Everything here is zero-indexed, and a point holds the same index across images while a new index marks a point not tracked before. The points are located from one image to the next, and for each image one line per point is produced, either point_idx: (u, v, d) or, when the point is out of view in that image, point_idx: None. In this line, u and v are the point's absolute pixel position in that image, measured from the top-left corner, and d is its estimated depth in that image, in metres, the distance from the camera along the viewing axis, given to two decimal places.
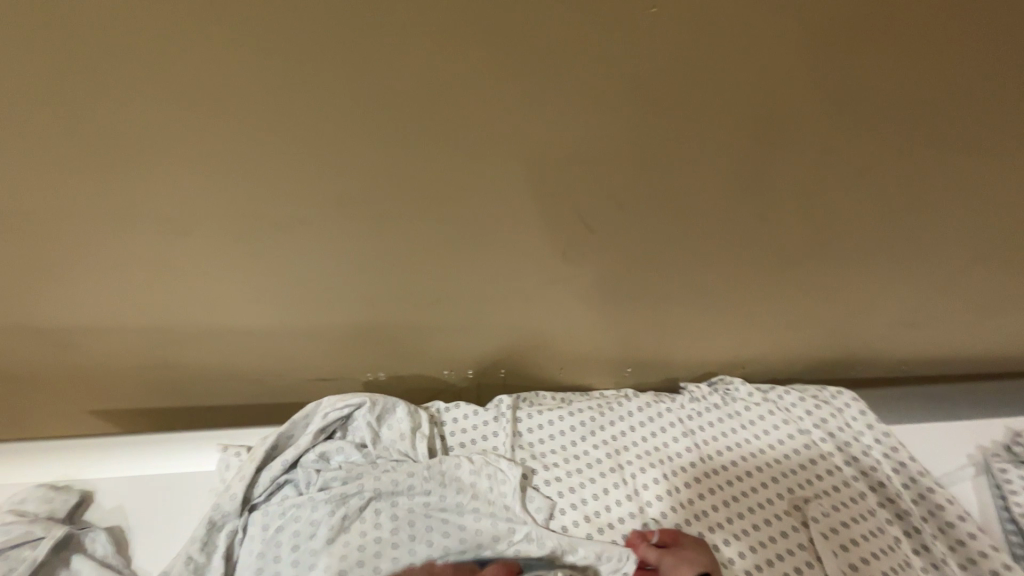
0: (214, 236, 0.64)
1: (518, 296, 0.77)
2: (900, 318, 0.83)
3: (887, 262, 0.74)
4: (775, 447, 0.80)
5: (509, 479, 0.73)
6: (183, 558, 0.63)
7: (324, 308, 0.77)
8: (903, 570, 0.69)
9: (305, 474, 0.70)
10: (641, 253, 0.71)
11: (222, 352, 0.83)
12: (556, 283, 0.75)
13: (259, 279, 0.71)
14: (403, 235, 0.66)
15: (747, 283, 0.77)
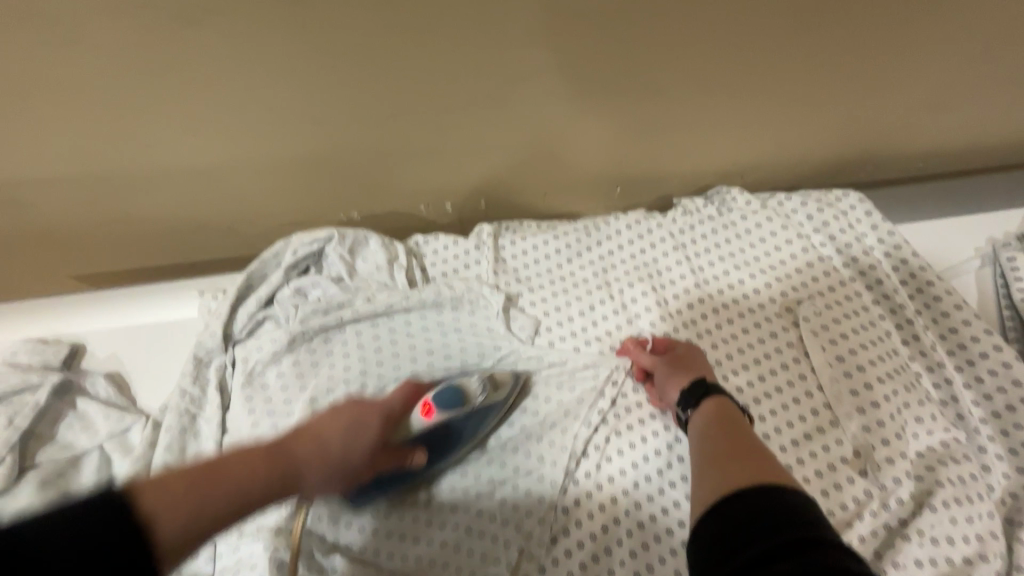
0: (117, 30, 0.55)
1: (488, 105, 0.68)
2: (925, 101, 0.73)
3: (915, 18, 0.63)
4: (772, 254, 0.77)
5: (491, 304, 0.73)
6: (179, 392, 0.66)
7: (273, 137, 0.69)
8: (890, 358, 0.69)
9: (283, 309, 0.69)
10: (621, 27, 0.60)
11: (181, 200, 0.77)
12: (526, 83, 0.66)
13: (190, 97, 0.63)
14: (336, 16, 0.56)
15: (749, 68, 0.67)
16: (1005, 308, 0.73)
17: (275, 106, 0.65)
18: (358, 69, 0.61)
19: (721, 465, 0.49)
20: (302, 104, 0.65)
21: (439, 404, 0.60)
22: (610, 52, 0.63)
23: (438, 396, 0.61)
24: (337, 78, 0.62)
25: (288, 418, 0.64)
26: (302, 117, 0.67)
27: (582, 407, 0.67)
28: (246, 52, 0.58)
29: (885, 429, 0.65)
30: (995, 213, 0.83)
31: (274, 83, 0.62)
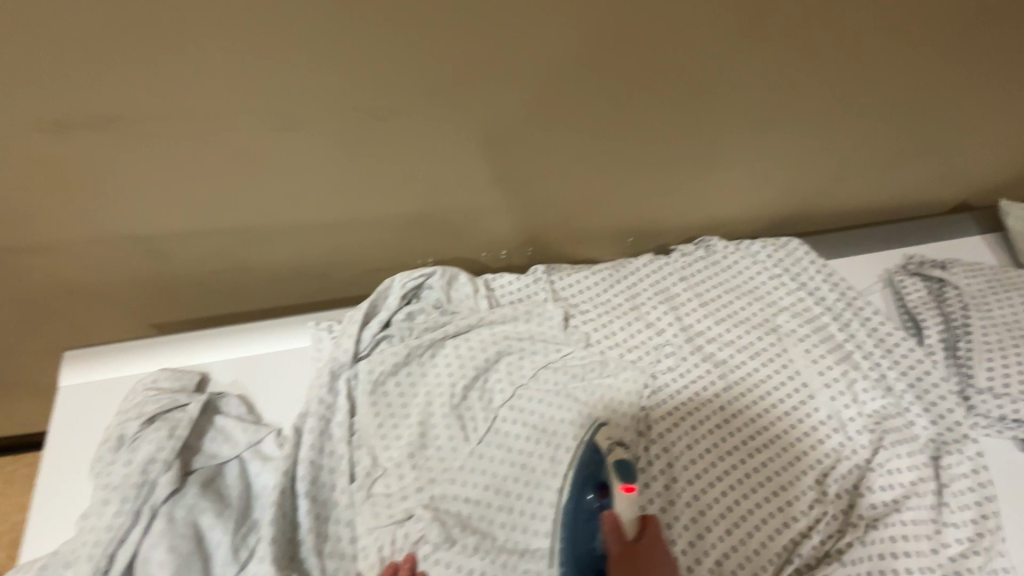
0: (305, 149, 0.75)
1: (548, 181, 0.93)
2: (829, 177, 1.09)
3: (822, 130, 0.97)
4: (749, 281, 1.05)
5: (554, 315, 0.94)
6: (317, 400, 0.80)
7: (384, 209, 0.89)
8: (839, 351, 0.97)
9: (398, 329, 0.86)
10: (644, 135, 0.89)
11: (295, 250, 0.93)
12: (577, 167, 0.92)
13: (337, 185, 0.81)
14: (462, 137, 0.80)
15: (722, 158, 0.98)
16: (904, 317, 1.06)
17: (396, 191, 0.86)
18: (471, 163, 0.84)
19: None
20: (416, 189, 0.86)
21: (629, 476, 0.72)
22: (635, 148, 0.91)
23: (625, 474, 0.72)
24: (447, 172, 0.85)
25: (408, 419, 0.81)
26: (412, 197, 0.87)
27: (634, 396, 0.90)
28: (397, 149, 0.77)
29: (846, 397, 0.91)
30: (890, 249, 1.16)
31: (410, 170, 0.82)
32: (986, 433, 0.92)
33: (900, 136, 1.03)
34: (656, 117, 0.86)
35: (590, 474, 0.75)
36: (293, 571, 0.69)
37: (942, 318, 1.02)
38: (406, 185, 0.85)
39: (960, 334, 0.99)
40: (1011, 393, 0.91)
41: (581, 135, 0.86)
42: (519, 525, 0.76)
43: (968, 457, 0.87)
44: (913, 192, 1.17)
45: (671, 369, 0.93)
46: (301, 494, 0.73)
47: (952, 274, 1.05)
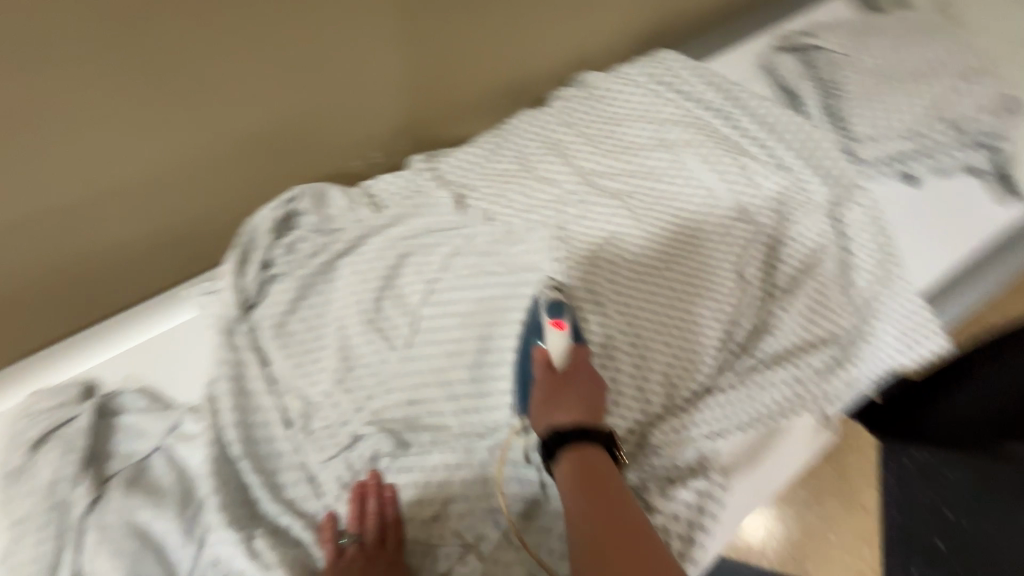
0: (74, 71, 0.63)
1: (385, 47, 0.84)
2: None
3: None
4: (632, 107, 1.02)
5: (445, 202, 0.88)
6: (221, 361, 0.73)
7: (215, 131, 0.79)
8: (730, 146, 0.97)
9: (284, 265, 0.79)
10: None
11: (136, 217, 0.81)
12: (408, 19, 0.83)
13: (139, 112, 0.71)
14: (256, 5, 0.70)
15: None
16: (782, 93, 1.05)
17: (215, 101, 0.75)
18: (285, 40, 0.75)
19: (602, 490, 0.62)
20: (237, 91, 0.76)
21: (557, 314, 0.74)
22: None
23: (555, 314, 0.74)
24: (263, 61, 0.75)
25: (325, 348, 0.77)
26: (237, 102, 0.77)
27: (547, 248, 0.87)
28: (191, 42, 0.68)
29: (745, 186, 0.92)
30: (759, 32, 1.14)
31: (220, 69, 0.72)
32: (874, 177, 0.96)
33: None
34: None
35: (532, 324, 0.77)
36: (257, 527, 0.66)
37: (819, 85, 1.02)
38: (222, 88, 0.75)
39: (835, 93, 1.00)
40: (887, 134, 0.95)
41: None
42: (473, 410, 0.75)
43: (859, 205, 0.92)
44: None
45: (578, 215, 0.91)
46: (238, 456, 0.69)
47: (820, 39, 1.04)
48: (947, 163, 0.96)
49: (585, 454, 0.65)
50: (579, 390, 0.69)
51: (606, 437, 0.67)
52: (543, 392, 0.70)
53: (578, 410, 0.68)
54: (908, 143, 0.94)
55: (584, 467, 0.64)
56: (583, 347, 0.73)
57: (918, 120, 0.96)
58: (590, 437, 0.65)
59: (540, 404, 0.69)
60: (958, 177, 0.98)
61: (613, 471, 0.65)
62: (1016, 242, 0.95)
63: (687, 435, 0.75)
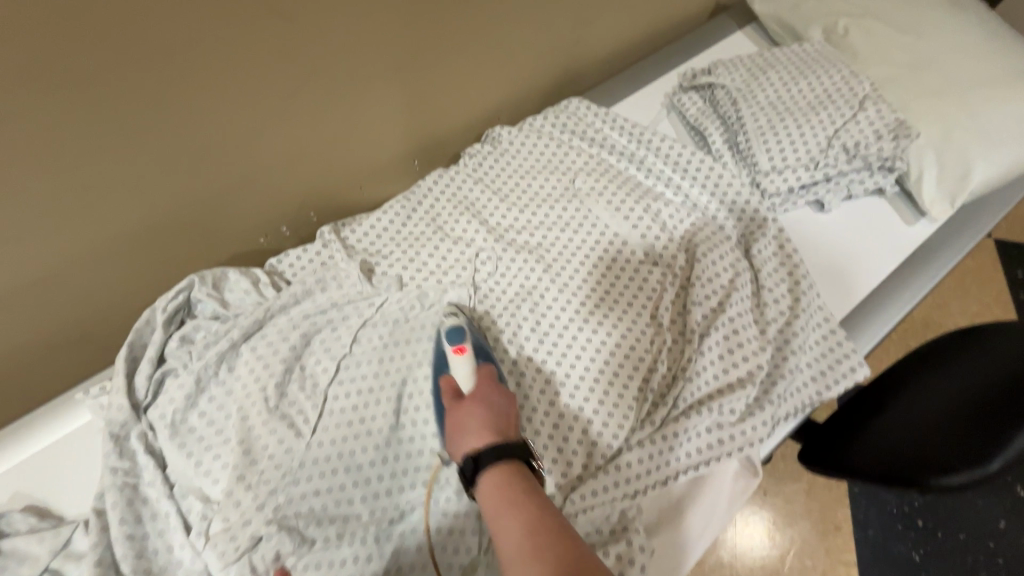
0: None
1: (288, 141, 0.83)
2: (578, 24, 1.04)
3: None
4: (542, 157, 1.02)
5: (352, 272, 0.86)
6: (110, 471, 0.69)
7: (104, 236, 0.75)
8: (641, 189, 0.98)
9: (178, 358, 0.75)
10: (359, 57, 0.81)
11: (20, 325, 0.77)
12: (309, 115, 0.82)
13: (13, 236, 0.67)
14: (139, 130, 0.68)
15: (460, 48, 0.91)
16: (691, 132, 1.08)
17: (102, 212, 0.73)
18: (173, 150, 0.72)
19: (523, 505, 0.58)
20: (127, 201, 0.74)
21: (456, 338, 0.76)
22: (359, 73, 0.83)
23: (455, 338, 0.77)
24: (154, 173, 0.73)
25: (226, 443, 0.73)
26: (127, 209, 0.74)
27: (462, 311, 0.86)
28: (63, 165, 0.65)
29: (655, 230, 0.93)
30: (663, 74, 1.17)
31: (98, 178, 0.69)
32: (784, 210, 0.99)
33: None
34: (358, 33, 0.78)
35: (439, 357, 0.79)
36: None
37: (722, 121, 1.05)
38: (109, 201, 0.72)
39: (738, 130, 1.01)
40: (789, 163, 0.96)
41: (288, 91, 0.77)
42: (383, 493, 0.72)
43: (772, 236, 0.93)
44: (665, 10, 1.16)
45: (491, 274, 0.90)
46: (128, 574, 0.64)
47: (718, 76, 1.06)
48: (855, 186, 0.98)
49: (497, 469, 0.61)
50: (484, 405, 0.68)
51: (520, 446, 0.64)
52: (453, 418, 0.68)
53: (486, 427, 0.65)
54: (810, 172, 0.96)
55: (499, 485, 0.60)
56: (486, 367, 0.74)
57: (820, 148, 0.95)
58: (504, 447, 0.62)
59: (454, 433, 0.67)
60: (866, 201, 1.01)
61: (530, 482, 0.61)
62: (931, 256, 0.96)
63: (602, 499, 0.72)
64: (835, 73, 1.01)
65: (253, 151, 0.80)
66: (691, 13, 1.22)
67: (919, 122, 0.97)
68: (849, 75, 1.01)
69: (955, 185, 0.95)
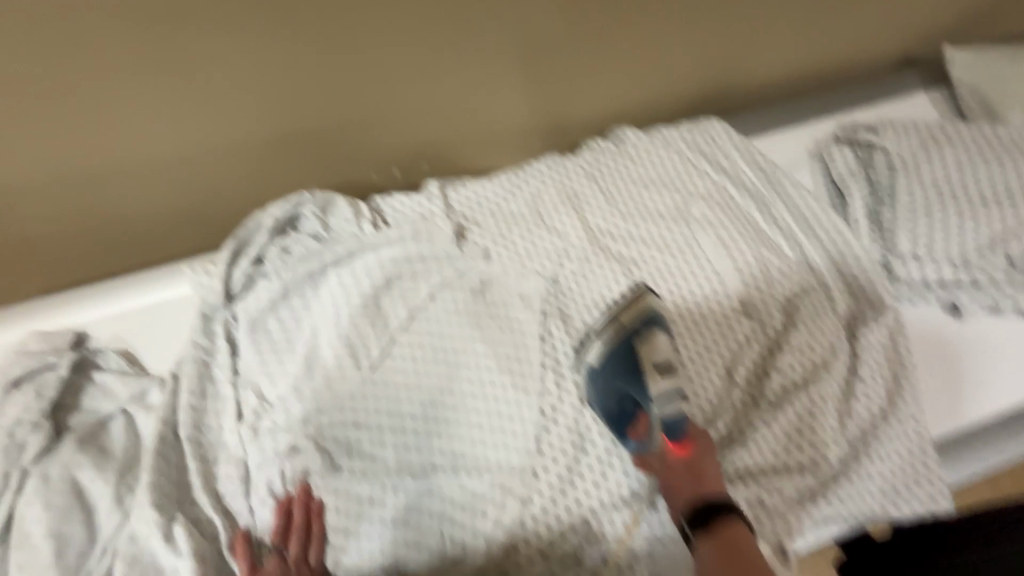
0: (148, 58, 0.72)
1: (428, 87, 0.88)
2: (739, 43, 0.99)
3: None
4: (662, 171, 0.97)
5: (444, 230, 0.87)
6: (192, 345, 0.76)
7: (255, 125, 0.84)
8: (756, 233, 0.91)
9: (272, 264, 0.80)
10: None
11: (158, 190, 0.86)
12: (453, 66, 0.87)
13: (190, 98, 0.78)
14: None
15: (608, 37, 0.93)
16: (832, 189, 0.97)
17: (262, 103, 0.82)
18: None
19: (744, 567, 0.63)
20: (282, 99, 0.82)
21: (679, 432, 0.71)
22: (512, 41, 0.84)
23: (676, 425, 0.71)
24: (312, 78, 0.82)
25: (293, 354, 0.78)
26: (279, 106, 0.83)
27: (537, 300, 0.85)
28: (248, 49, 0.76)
29: (757, 280, 0.86)
30: (821, 117, 1.07)
31: (271, 69, 0.79)
32: (910, 301, 0.87)
33: None
34: None
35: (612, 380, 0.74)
36: (180, 512, 0.67)
37: (869, 185, 0.94)
38: (267, 101, 0.80)
39: (886, 201, 0.91)
40: (935, 257, 0.85)
41: None
42: (412, 448, 0.74)
43: (886, 325, 0.84)
44: (839, 50, 1.07)
45: (575, 273, 0.88)
46: (183, 439, 0.71)
47: (883, 136, 0.95)
48: (1005, 302, 0.85)
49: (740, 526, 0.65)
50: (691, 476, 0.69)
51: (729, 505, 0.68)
52: (677, 465, 0.70)
53: (716, 476, 0.70)
54: (957, 270, 0.84)
55: (747, 545, 0.64)
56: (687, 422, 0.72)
57: (978, 249, 0.83)
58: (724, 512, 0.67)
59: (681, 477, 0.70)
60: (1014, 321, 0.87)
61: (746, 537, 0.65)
62: None
63: (608, 530, 0.72)
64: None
65: None
66: (870, 59, 1.11)
67: None
68: None
69: None
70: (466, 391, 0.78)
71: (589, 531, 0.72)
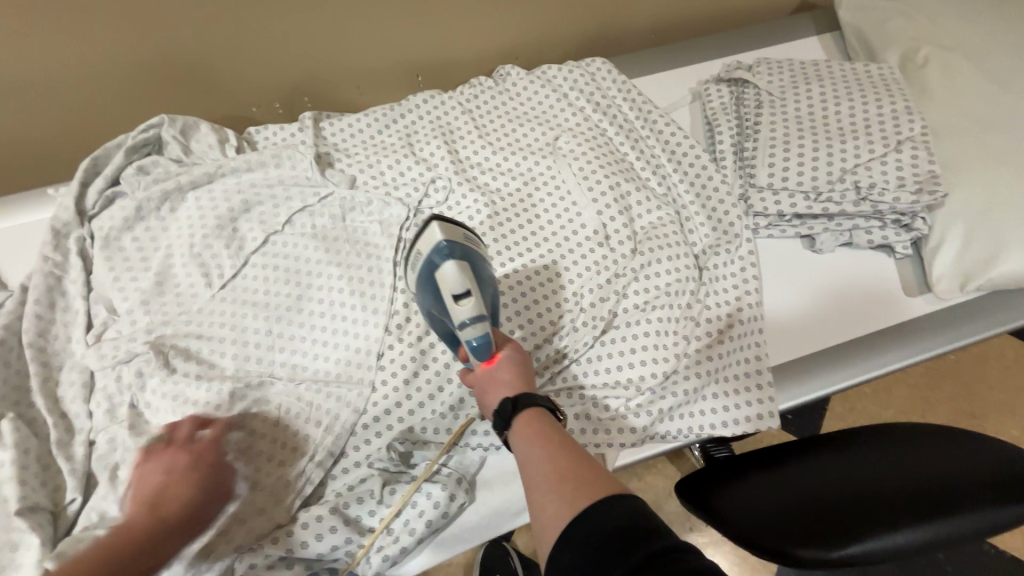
0: None
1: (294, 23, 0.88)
2: None
3: None
4: (539, 107, 0.98)
5: (308, 157, 0.88)
6: (42, 259, 0.78)
7: (116, 57, 0.83)
8: (623, 168, 0.92)
9: (129, 184, 0.83)
10: None
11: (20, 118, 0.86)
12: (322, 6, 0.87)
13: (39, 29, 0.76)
14: None
15: None
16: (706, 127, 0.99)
17: (120, 35, 0.81)
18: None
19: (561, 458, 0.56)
20: (141, 31, 0.81)
21: (485, 352, 0.63)
22: None
23: (480, 347, 0.62)
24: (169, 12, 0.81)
25: (146, 270, 0.80)
26: (139, 38, 0.82)
27: (395, 227, 0.86)
28: None
29: (614, 212, 0.87)
30: (709, 60, 1.08)
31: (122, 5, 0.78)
32: (768, 235, 0.89)
33: None
34: None
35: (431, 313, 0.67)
36: (13, 412, 0.69)
37: (739, 122, 0.94)
38: (122, 28, 0.80)
39: (750, 135, 0.91)
40: (790, 188, 0.86)
41: None
42: (255, 360, 0.76)
43: (738, 257, 0.86)
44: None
45: (438, 202, 0.89)
46: (24, 345, 0.73)
47: (756, 74, 0.96)
48: (857, 235, 0.87)
49: (534, 409, 0.60)
50: (503, 378, 0.63)
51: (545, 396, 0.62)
52: (479, 374, 0.64)
53: (515, 374, 0.63)
54: (810, 202, 0.86)
55: (540, 422, 0.59)
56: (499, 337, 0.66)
57: (829, 180, 0.85)
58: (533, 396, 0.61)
59: (483, 385, 0.64)
60: (866, 253, 0.89)
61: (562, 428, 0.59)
62: (919, 338, 0.83)
63: (435, 438, 0.76)
64: (888, 105, 0.88)
65: (253, 18, 0.85)
66: (756, 4, 1.12)
67: (956, 185, 0.84)
68: (902, 111, 0.87)
69: (978, 272, 0.81)
70: (314, 309, 0.80)
71: (414, 439, 0.76)
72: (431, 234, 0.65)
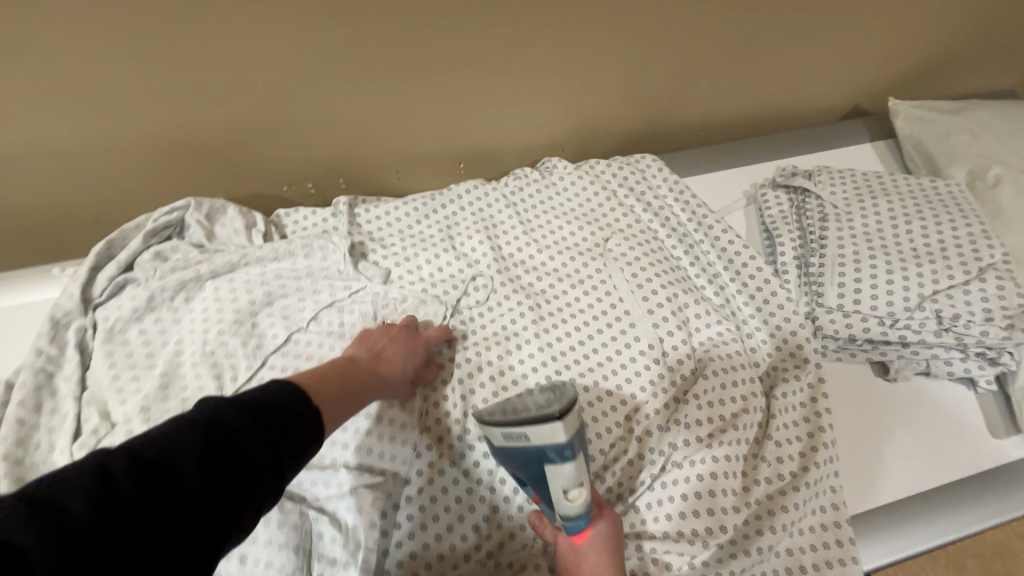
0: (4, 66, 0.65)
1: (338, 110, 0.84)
2: (669, 83, 0.97)
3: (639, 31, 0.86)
4: (585, 204, 0.93)
5: (341, 248, 0.81)
6: (35, 351, 0.70)
7: (146, 135, 0.78)
8: (676, 275, 0.85)
9: (143, 272, 0.76)
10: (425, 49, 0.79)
11: (30, 188, 0.79)
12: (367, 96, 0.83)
13: (66, 106, 0.71)
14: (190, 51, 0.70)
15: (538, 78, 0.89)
16: (763, 234, 0.94)
17: (152, 114, 0.76)
18: (224, 83, 0.75)
19: None
20: (174, 111, 0.76)
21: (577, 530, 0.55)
22: (422, 64, 0.81)
23: (575, 527, 0.54)
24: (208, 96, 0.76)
25: (150, 368, 0.71)
26: (172, 118, 0.77)
27: (430, 331, 0.78)
28: (126, 62, 0.69)
29: (669, 325, 0.80)
30: (761, 162, 1.04)
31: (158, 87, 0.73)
32: (836, 357, 0.82)
33: (731, 37, 0.92)
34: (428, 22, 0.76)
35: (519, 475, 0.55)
36: None
37: (801, 232, 0.89)
38: (155, 108, 0.75)
39: (815, 249, 0.86)
40: (862, 310, 0.79)
41: (347, 61, 0.77)
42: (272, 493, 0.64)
43: (807, 384, 0.77)
44: (774, 98, 1.06)
45: (479, 302, 0.82)
46: None
47: (816, 183, 0.92)
48: (935, 365, 0.80)
49: None
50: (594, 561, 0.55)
51: None
52: (567, 548, 0.57)
53: (606, 558, 0.55)
54: (885, 327, 0.78)
55: None
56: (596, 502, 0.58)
57: (906, 305, 0.78)
58: None
59: (569, 563, 0.57)
60: (944, 385, 0.82)
61: None
62: (1010, 490, 0.74)
63: None
64: (963, 226, 0.83)
65: (296, 104, 0.81)
66: (807, 109, 1.10)
67: None
68: (979, 235, 0.81)
69: None
70: None
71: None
72: (550, 431, 0.48)
